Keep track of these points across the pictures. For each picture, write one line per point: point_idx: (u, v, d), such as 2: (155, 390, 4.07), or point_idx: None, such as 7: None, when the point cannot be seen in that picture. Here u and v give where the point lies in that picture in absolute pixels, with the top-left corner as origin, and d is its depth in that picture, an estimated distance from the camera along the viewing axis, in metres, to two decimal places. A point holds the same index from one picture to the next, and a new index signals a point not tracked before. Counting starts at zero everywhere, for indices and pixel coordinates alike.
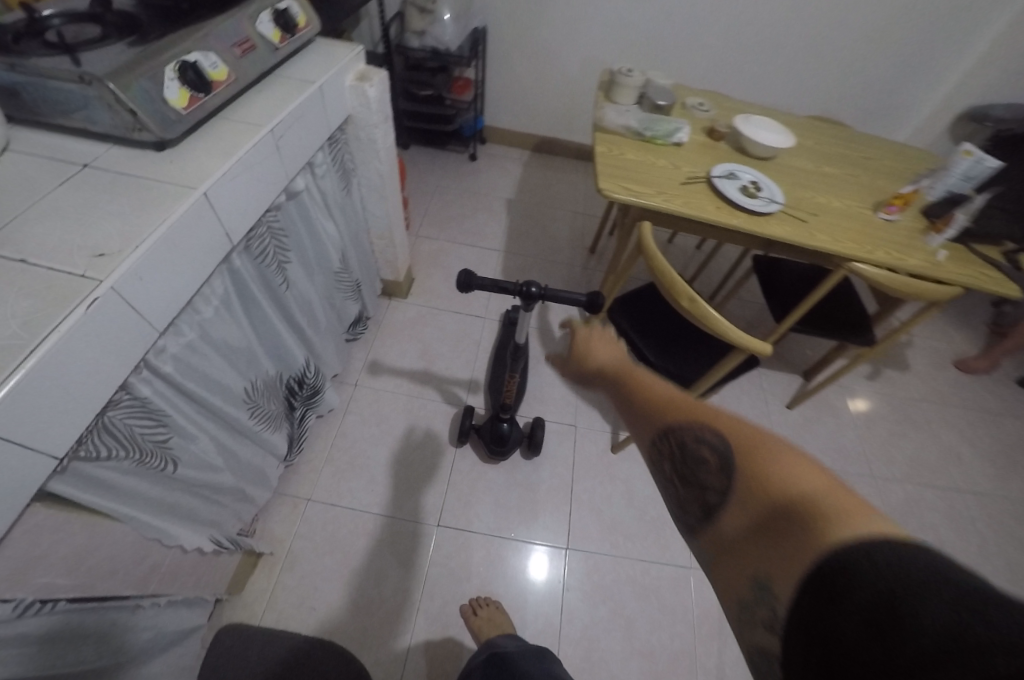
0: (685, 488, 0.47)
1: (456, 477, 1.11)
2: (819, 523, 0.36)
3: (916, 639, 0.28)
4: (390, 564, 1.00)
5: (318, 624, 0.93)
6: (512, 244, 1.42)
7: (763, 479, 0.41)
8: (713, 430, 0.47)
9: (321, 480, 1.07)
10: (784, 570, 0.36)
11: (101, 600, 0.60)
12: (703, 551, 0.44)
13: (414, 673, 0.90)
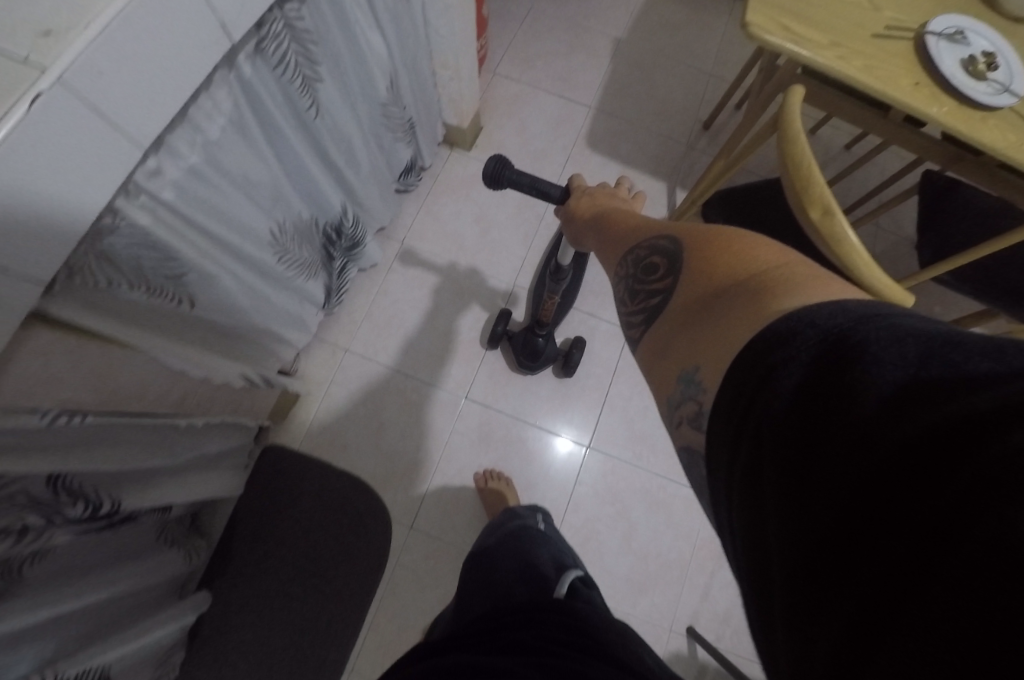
0: (630, 299, 0.42)
1: (491, 358, 1.07)
2: (755, 286, 0.30)
3: (827, 357, 0.22)
4: (415, 425, 1.03)
5: (345, 459, 1.02)
6: (608, 98, 1.14)
7: (708, 264, 0.36)
8: (669, 238, 0.42)
9: (359, 333, 1.06)
10: (707, 340, 0.30)
11: (132, 415, 0.64)
12: (641, 360, 0.38)
13: (424, 518, 1.00)
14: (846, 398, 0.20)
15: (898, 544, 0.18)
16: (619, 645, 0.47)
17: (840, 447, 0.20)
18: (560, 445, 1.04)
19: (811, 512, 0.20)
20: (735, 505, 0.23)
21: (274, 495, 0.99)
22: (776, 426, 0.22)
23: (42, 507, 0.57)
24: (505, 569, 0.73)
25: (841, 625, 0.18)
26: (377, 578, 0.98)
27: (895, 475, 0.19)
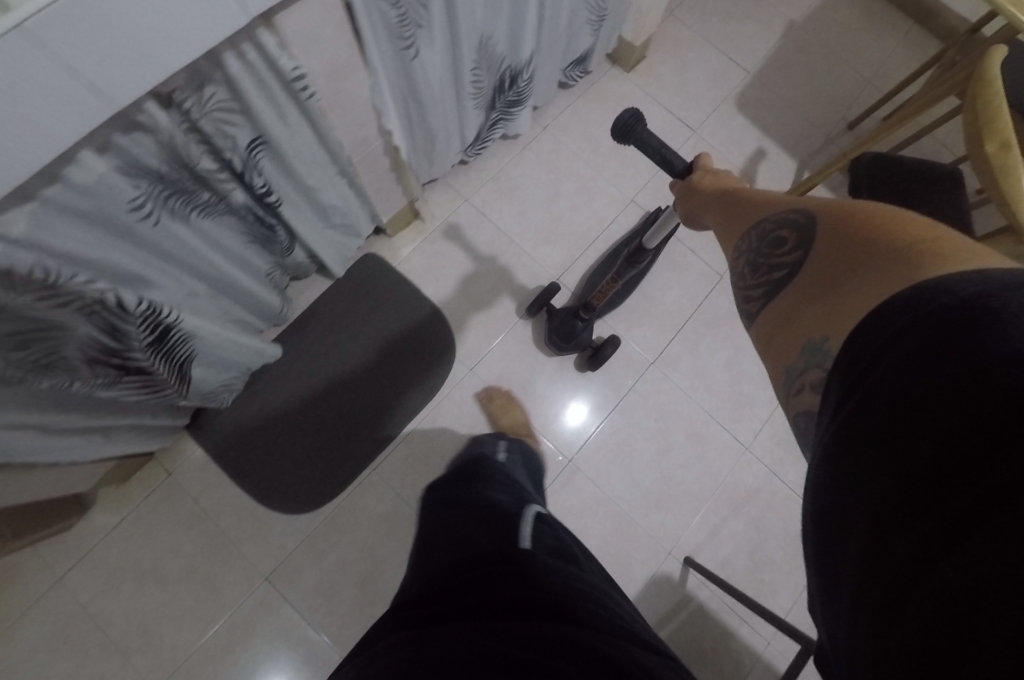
0: (748, 271, 0.36)
1: (591, 254, 1.13)
2: (907, 254, 0.27)
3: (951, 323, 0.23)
4: (503, 283, 1.10)
5: (433, 291, 1.09)
6: (769, 70, 1.21)
7: (840, 234, 0.31)
8: (795, 207, 0.36)
9: (482, 189, 1.14)
10: (842, 310, 0.28)
11: (328, 130, 0.72)
12: (756, 342, 0.35)
13: (484, 366, 1.07)
14: (956, 369, 0.22)
15: (974, 493, 0.21)
16: (588, 603, 0.44)
17: (945, 413, 0.22)
18: (624, 352, 1.10)
19: (900, 463, 0.23)
20: (827, 454, 0.27)
21: (362, 299, 1.07)
22: (884, 389, 0.24)
23: (240, 157, 0.66)
24: (457, 503, 0.70)
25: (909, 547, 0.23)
26: (423, 401, 1.04)
27: (991, 434, 0.21)
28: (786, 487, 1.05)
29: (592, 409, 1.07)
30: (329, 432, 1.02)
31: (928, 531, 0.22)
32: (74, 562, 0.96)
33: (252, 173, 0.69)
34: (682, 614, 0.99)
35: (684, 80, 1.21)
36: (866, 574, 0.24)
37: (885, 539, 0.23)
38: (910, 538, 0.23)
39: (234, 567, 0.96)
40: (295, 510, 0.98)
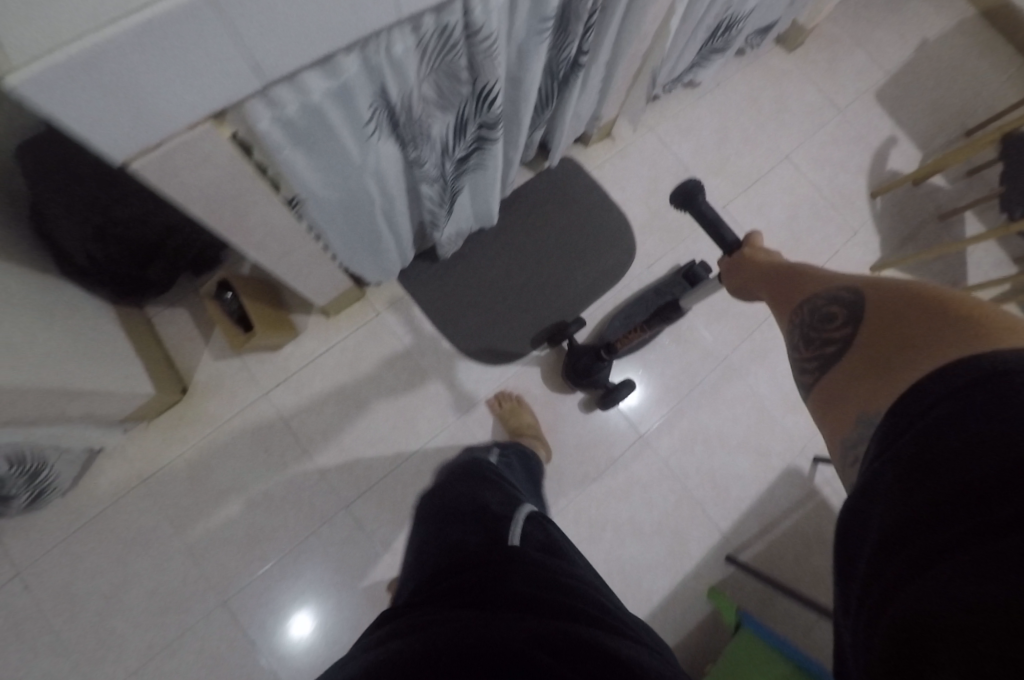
0: (804, 345, 0.50)
1: (755, 191, 1.25)
2: (933, 344, 0.39)
3: (967, 400, 0.34)
4: (678, 203, 1.23)
5: (620, 199, 1.23)
6: (904, 73, 1.40)
7: (888, 322, 0.44)
8: (848, 289, 0.49)
9: (664, 123, 1.27)
10: (877, 385, 0.41)
11: (643, 18, 0.85)
12: (812, 406, 0.48)
13: (658, 268, 1.20)
14: (971, 433, 0.33)
15: (975, 522, 0.31)
16: (571, 592, 0.46)
17: (936, 483, 0.33)
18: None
19: (901, 513, 0.34)
20: (863, 486, 0.38)
21: (557, 192, 1.20)
22: (913, 444, 0.35)
23: (593, 18, 0.79)
24: (453, 504, 0.67)
25: (913, 556, 0.32)
26: (608, 286, 1.18)
27: (966, 506, 0.32)
28: None
29: (743, 323, 1.21)
30: (529, 301, 1.15)
31: (932, 547, 0.32)
32: (282, 380, 1.07)
33: (588, 35, 0.82)
34: (808, 505, 1.14)
35: (836, 67, 1.37)
36: (875, 578, 0.34)
37: (897, 549, 0.33)
38: (911, 560, 0.32)
39: (430, 403, 1.08)
40: (493, 360, 1.11)
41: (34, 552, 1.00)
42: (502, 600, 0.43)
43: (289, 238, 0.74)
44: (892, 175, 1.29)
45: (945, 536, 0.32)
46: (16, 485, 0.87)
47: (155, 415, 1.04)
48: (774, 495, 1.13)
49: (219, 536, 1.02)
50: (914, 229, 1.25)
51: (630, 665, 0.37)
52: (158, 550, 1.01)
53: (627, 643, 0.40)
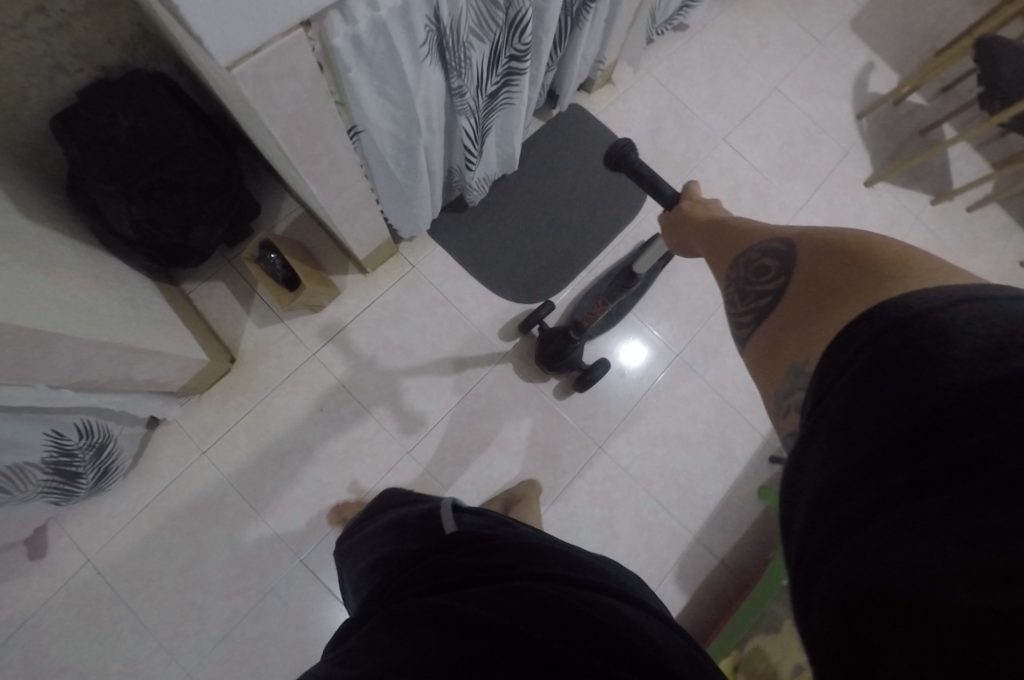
0: (738, 298, 0.41)
1: (752, 119, 1.28)
2: (879, 276, 0.31)
3: (898, 338, 0.26)
4: (682, 137, 1.27)
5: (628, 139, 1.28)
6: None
7: (820, 267, 0.36)
8: (782, 237, 0.41)
9: (660, 66, 1.31)
10: (816, 326, 0.32)
11: None
12: (748, 364, 0.39)
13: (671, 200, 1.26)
14: (910, 371, 0.25)
15: (914, 470, 0.23)
16: (540, 559, 0.51)
17: (881, 419, 0.25)
18: (779, 197, 1.23)
19: (846, 459, 0.26)
20: (793, 446, 0.29)
21: (569, 138, 1.24)
22: (842, 391, 0.27)
23: None
24: (406, 528, 0.69)
25: (840, 520, 0.25)
26: (629, 220, 1.23)
27: (918, 440, 0.24)
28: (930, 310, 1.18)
29: None
30: (555, 243, 1.19)
31: (878, 499, 0.24)
32: (329, 340, 1.09)
33: None
34: None
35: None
36: (809, 539, 0.26)
37: (823, 514, 0.26)
38: (857, 516, 0.24)
39: (477, 346, 1.12)
40: (530, 297, 1.15)
41: (102, 537, 1.00)
42: (474, 577, 0.47)
43: (341, 174, 0.77)
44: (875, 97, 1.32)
45: (872, 492, 0.24)
46: (84, 460, 0.88)
47: (206, 387, 1.05)
48: None
49: (285, 499, 1.03)
50: (903, 144, 1.27)
51: (596, 616, 0.41)
52: (227, 518, 1.02)
53: (616, 601, 0.46)
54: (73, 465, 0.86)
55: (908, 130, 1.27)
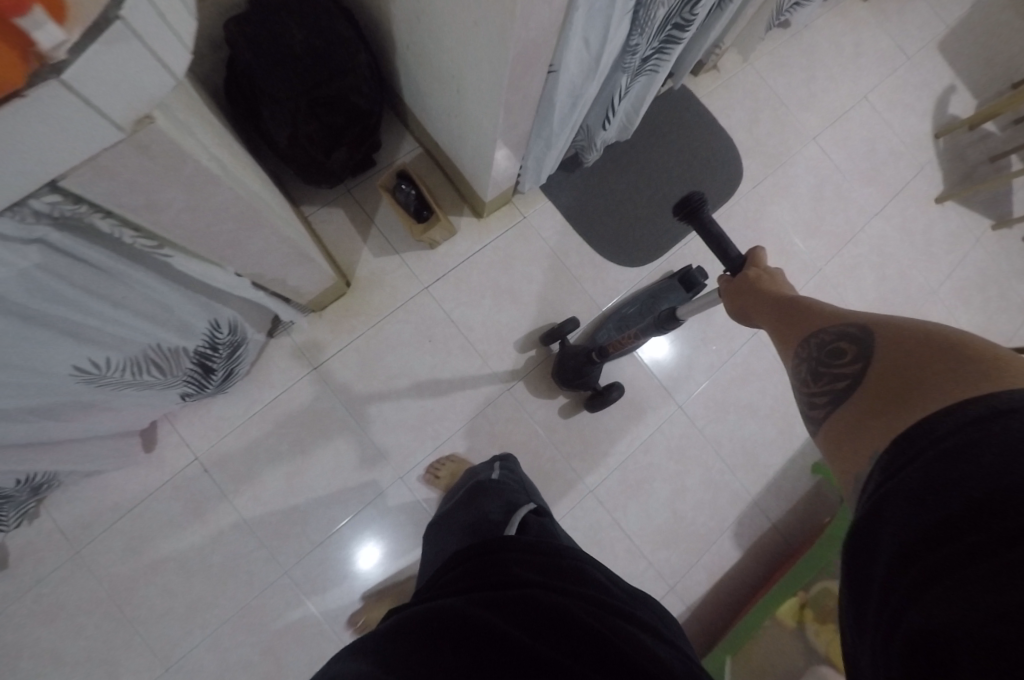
0: (811, 378, 0.43)
1: (844, 123, 1.30)
2: (971, 371, 0.32)
3: (973, 430, 0.28)
4: (778, 128, 1.28)
5: (728, 122, 1.28)
6: (975, 14, 1.45)
7: (900, 356, 0.37)
8: (856, 322, 0.43)
9: (761, 57, 1.31)
10: (894, 417, 0.34)
11: None
12: (822, 445, 0.40)
13: (762, 187, 1.26)
14: (976, 461, 0.27)
15: (985, 535, 0.25)
16: (570, 581, 0.56)
17: (944, 497, 0.27)
18: (855, 203, 1.27)
19: (913, 528, 0.28)
20: (864, 515, 0.32)
21: (674, 114, 1.26)
22: (918, 469, 0.29)
23: None
24: (467, 529, 0.75)
25: (919, 576, 0.27)
26: (721, 201, 1.24)
27: (977, 519, 0.26)
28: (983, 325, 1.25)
29: (835, 238, 1.26)
30: (652, 214, 1.22)
31: (938, 563, 0.27)
32: (440, 275, 1.14)
33: None
34: None
35: (914, 8, 1.41)
36: (888, 597, 0.29)
37: (900, 572, 0.28)
38: (920, 580, 0.27)
39: (577, 299, 1.18)
40: (625, 261, 1.20)
41: (210, 437, 1.04)
42: (509, 587, 0.52)
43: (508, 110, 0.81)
44: (952, 119, 1.35)
45: (943, 554, 0.27)
46: (220, 357, 0.91)
47: (324, 306, 1.09)
48: None
49: (389, 419, 1.09)
50: (975, 165, 1.32)
51: (620, 645, 0.45)
52: (334, 430, 1.07)
53: (630, 627, 0.50)
54: (211, 360, 0.90)
55: (980, 154, 1.32)
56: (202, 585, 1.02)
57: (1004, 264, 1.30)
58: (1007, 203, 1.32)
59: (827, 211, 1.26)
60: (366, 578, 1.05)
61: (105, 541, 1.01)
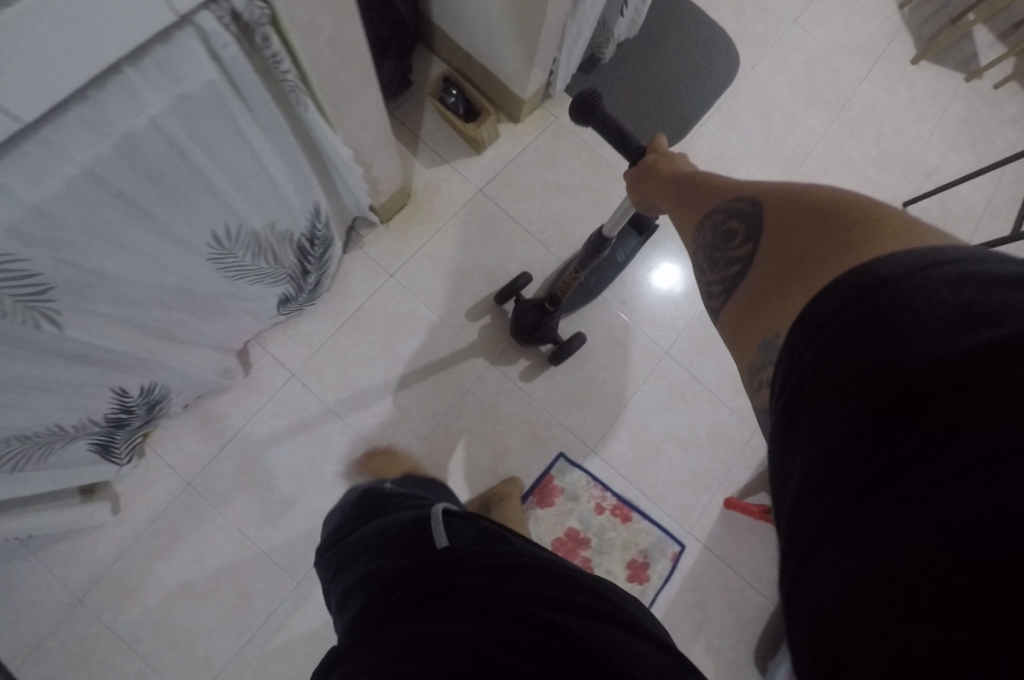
0: (709, 268, 0.40)
1: (818, 4, 1.44)
2: (854, 241, 0.30)
3: (862, 304, 0.25)
4: (762, 15, 1.41)
5: (717, 13, 1.39)
6: None
7: (784, 231, 0.35)
8: (744, 196, 0.40)
9: None
10: (779, 303, 0.31)
11: None
12: (723, 330, 0.38)
13: (760, 65, 1.37)
14: (863, 354, 0.24)
15: (890, 453, 0.22)
16: (524, 581, 0.49)
17: (846, 401, 0.24)
18: (842, 72, 1.41)
19: (819, 438, 0.25)
20: (774, 429, 0.28)
21: (671, 10, 1.36)
22: (810, 364, 0.26)
23: None
24: (392, 521, 0.68)
25: (823, 520, 0.24)
26: (728, 81, 1.34)
27: (883, 421, 0.23)
28: (971, 160, 1.40)
29: (833, 103, 1.37)
30: (669, 100, 1.31)
31: (851, 486, 0.23)
32: (491, 178, 1.20)
33: None
34: None
35: None
36: (793, 541, 0.25)
37: (805, 508, 0.25)
38: (830, 512, 0.23)
39: (619, 183, 1.25)
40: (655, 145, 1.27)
41: (304, 352, 1.08)
42: (473, 596, 0.47)
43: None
44: None
45: (846, 483, 0.23)
46: (314, 256, 0.95)
47: (389, 217, 1.14)
48: None
49: (470, 315, 1.14)
50: (940, 27, 1.48)
51: (602, 647, 0.40)
52: (422, 330, 1.12)
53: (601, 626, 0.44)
54: (308, 258, 0.94)
55: (942, 17, 1.49)
56: (322, 492, 1.06)
57: (978, 107, 1.45)
58: (973, 57, 1.48)
59: (821, 81, 1.39)
60: (476, 463, 1.09)
61: (221, 466, 1.04)
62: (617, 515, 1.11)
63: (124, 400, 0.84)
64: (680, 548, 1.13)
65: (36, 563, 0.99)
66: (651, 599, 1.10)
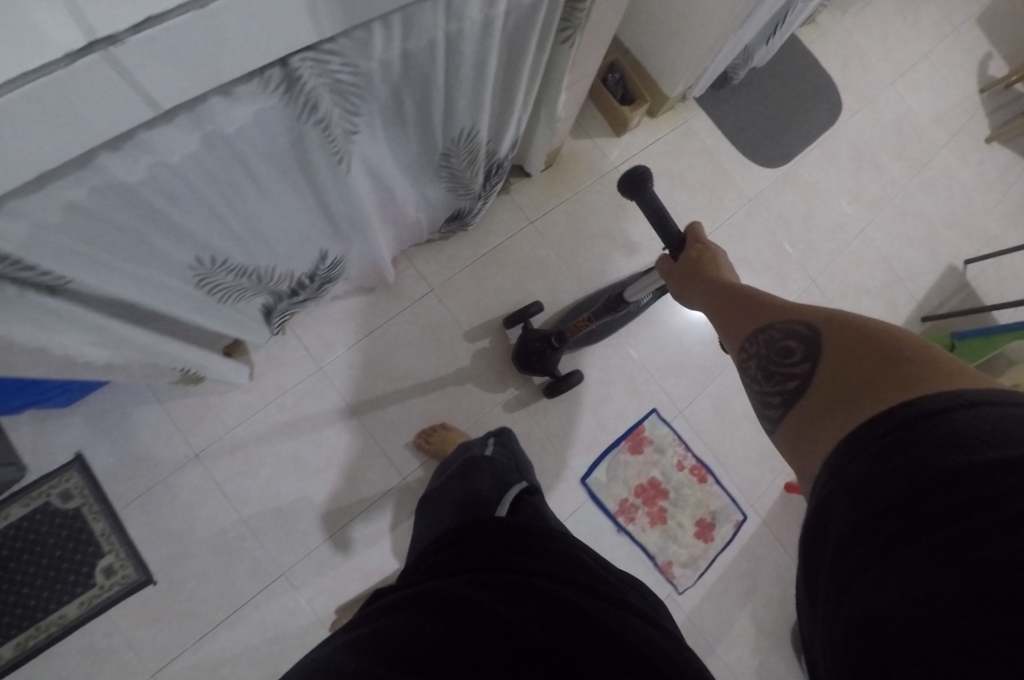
0: (763, 378, 0.46)
1: (910, 78, 1.66)
2: (911, 370, 0.35)
3: (912, 430, 0.31)
4: (864, 76, 1.61)
5: (829, 64, 1.58)
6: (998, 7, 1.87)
7: (844, 355, 0.40)
8: (803, 321, 0.45)
9: (849, 19, 1.64)
10: (840, 411, 0.37)
11: None
12: (782, 441, 0.42)
13: (858, 117, 1.57)
14: (904, 460, 0.30)
15: (919, 521, 0.29)
16: (561, 565, 0.54)
17: (885, 490, 0.30)
18: (924, 139, 1.61)
19: (858, 515, 0.31)
20: (814, 505, 0.35)
21: (794, 52, 1.54)
22: (860, 467, 0.32)
23: None
24: (460, 503, 0.76)
25: (852, 570, 0.30)
26: (831, 123, 1.53)
27: (916, 503, 0.29)
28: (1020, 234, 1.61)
29: (913, 162, 1.58)
30: (783, 127, 1.47)
31: (880, 545, 0.30)
32: (627, 159, 1.34)
33: None
34: (962, 292, 1.49)
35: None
36: (828, 586, 0.32)
37: (849, 550, 0.31)
38: (865, 566, 0.30)
39: (731, 187, 1.40)
40: (768, 163, 1.44)
41: (445, 272, 1.18)
42: (499, 573, 0.50)
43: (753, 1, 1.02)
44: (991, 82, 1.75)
45: (876, 546, 0.30)
46: (491, 183, 1.07)
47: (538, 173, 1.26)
48: (945, 278, 1.49)
49: (592, 270, 1.26)
50: (1010, 118, 1.72)
51: (621, 633, 0.44)
52: (551, 276, 1.23)
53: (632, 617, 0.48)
54: (489, 180, 1.06)
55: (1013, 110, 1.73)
56: (439, 400, 1.14)
57: None
58: None
59: (906, 142, 1.59)
60: (579, 401, 1.19)
61: (353, 357, 1.12)
62: (694, 474, 1.21)
63: (318, 265, 0.93)
64: (743, 517, 1.22)
65: (164, 412, 1.04)
66: (712, 557, 1.18)
